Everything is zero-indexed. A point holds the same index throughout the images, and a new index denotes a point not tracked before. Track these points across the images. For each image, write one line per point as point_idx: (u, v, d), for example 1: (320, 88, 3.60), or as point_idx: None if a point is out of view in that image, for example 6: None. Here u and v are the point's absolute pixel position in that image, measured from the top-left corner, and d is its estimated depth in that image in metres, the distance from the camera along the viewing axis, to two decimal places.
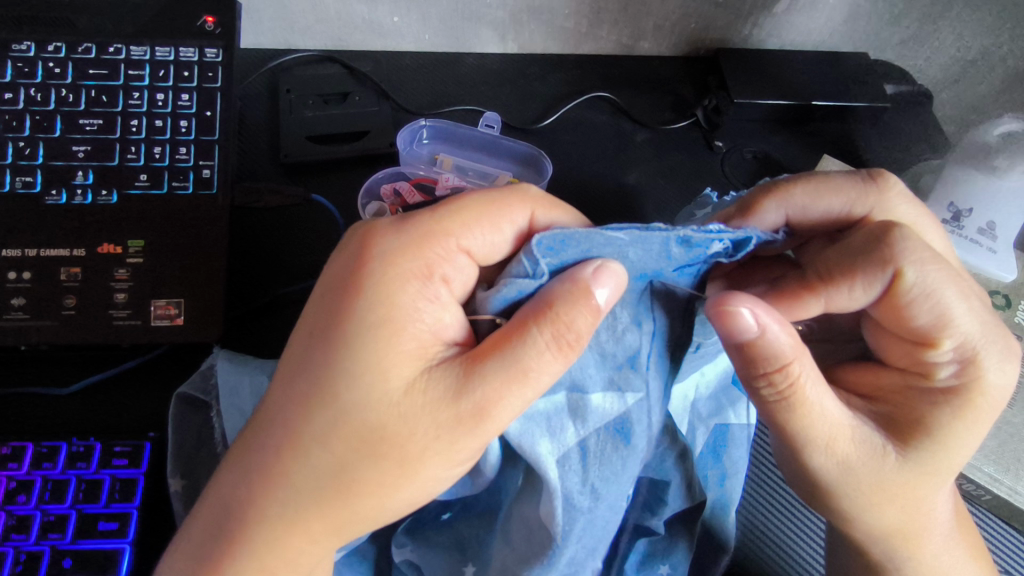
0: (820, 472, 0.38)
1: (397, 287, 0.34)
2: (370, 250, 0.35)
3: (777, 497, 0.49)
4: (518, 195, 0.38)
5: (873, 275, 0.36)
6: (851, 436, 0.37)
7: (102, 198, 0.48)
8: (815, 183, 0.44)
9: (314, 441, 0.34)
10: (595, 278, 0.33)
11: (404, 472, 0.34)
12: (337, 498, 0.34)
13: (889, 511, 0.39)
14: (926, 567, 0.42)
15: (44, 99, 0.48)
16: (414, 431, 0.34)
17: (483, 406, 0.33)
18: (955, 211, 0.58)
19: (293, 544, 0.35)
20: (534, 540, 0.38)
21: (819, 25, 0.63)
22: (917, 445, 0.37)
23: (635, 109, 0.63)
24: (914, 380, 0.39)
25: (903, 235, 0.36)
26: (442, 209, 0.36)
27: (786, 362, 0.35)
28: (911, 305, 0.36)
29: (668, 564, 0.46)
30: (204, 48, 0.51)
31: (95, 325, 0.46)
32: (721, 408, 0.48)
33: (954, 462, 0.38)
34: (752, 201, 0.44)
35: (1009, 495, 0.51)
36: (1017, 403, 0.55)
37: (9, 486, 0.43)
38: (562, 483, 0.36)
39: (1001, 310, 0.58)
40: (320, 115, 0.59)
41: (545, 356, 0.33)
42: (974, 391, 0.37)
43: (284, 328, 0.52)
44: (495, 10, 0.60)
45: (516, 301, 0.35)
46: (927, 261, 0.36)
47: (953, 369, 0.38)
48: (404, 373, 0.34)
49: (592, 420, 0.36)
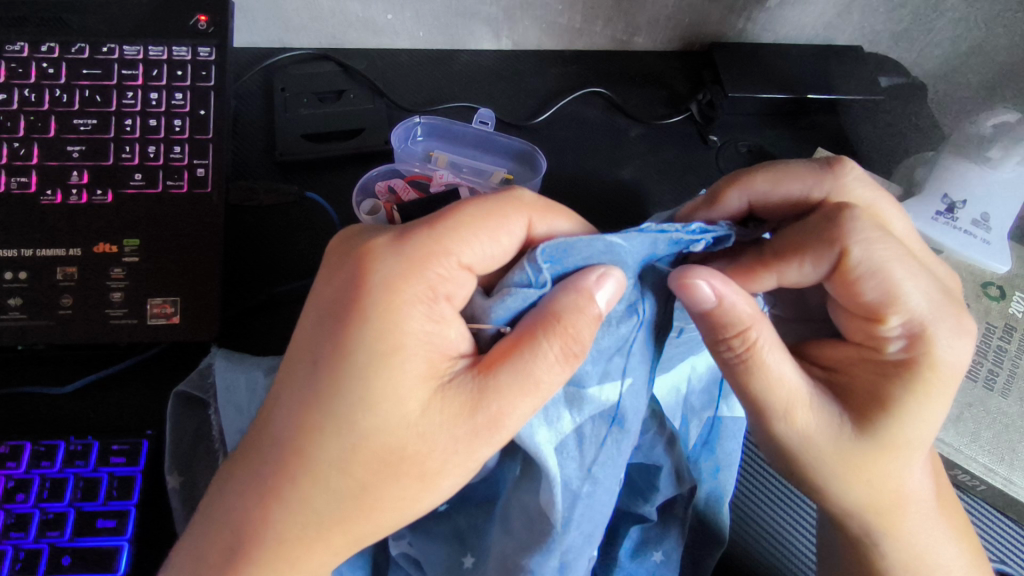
0: (784, 439, 0.39)
1: (403, 313, 0.34)
2: (372, 277, 0.34)
3: (770, 487, 0.49)
4: (515, 202, 0.37)
5: (822, 253, 0.38)
6: (811, 405, 0.38)
7: (97, 198, 0.48)
8: (775, 170, 0.44)
9: (334, 466, 0.34)
10: (597, 284, 0.34)
11: (424, 485, 0.35)
12: (360, 515, 0.35)
13: (859, 485, 0.39)
14: (905, 544, 0.42)
15: (38, 99, 0.48)
16: (432, 448, 0.34)
17: (496, 418, 0.34)
18: (949, 203, 0.57)
19: (311, 560, 0.35)
20: (534, 527, 0.37)
21: (812, 19, 0.63)
22: (875, 418, 0.37)
23: (629, 104, 0.63)
24: (868, 353, 0.39)
25: (853, 216, 0.38)
26: (439, 225, 0.36)
27: (744, 328, 0.36)
28: (858, 282, 0.37)
29: (661, 550, 0.46)
30: (197, 48, 0.51)
31: (92, 325, 0.46)
32: (713, 400, 0.48)
33: (914, 436, 0.38)
34: (719, 189, 0.46)
35: (1004, 485, 0.51)
36: (1012, 393, 0.55)
37: (7, 485, 0.43)
38: (561, 470, 0.36)
39: (995, 301, 0.59)
40: (315, 113, 0.59)
41: (554, 369, 0.34)
42: (924, 366, 0.37)
43: (282, 327, 0.52)
44: (488, 7, 0.60)
45: (520, 311, 0.35)
46: (875, 241, 0.37)
47: (902, 344, 0.38)
48: (419, 396, 0.34)
49: (588, 408, 0.36)
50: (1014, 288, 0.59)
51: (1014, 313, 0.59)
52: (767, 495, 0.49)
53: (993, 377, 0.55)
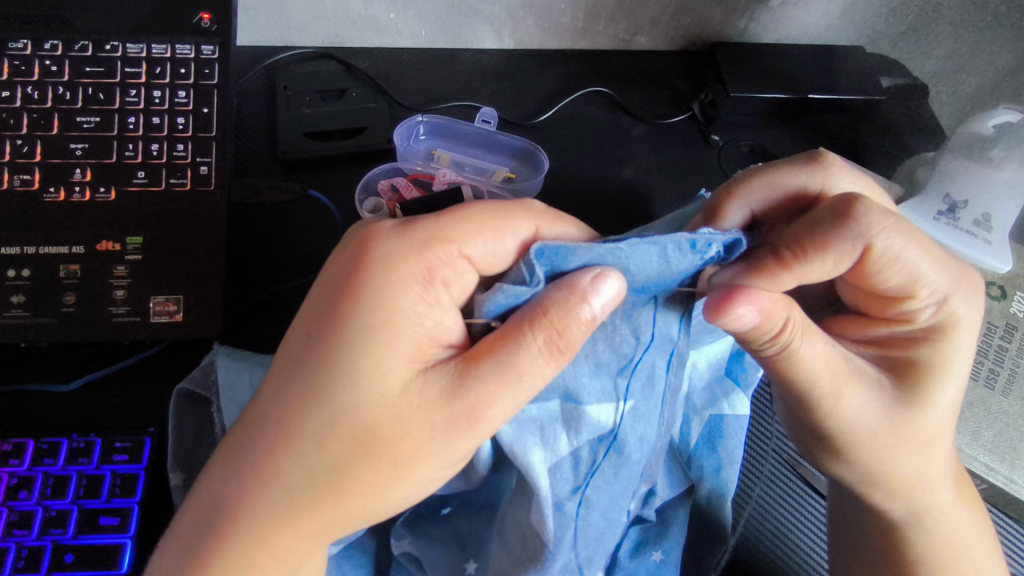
0: (833, 423, 0.40)
1: (398, 291, 0.34)
2: (374, 254, 0.35)
3: (777, 487, 0.48)
4: (523, 210, 0.38)
5: (845, 248, 0.36)
6: (857, 386, 0.39)
7: (100, 195, 0.48)
8: (769, 174, 0.45)
9: (310, 439, 0.33)
10: (592, 287, 0.32)
11: (397, 471, 0.34)
12: (329, 497, 0.34)
13: (902, 458, 0.41)
14: (949, 516, 0.43)
15: (41, 97, 0.48)
16: (408, 432, 0.33)
17: (476, 407, 0.34)
18: (950, 203, 0.58)
19: (280, 540, 0.35)
20: (528, 546, 0.39)
21: (814, 18, 0.63)
22: (916, 386, 0.40)
23: (631, 104, 0.63)
24: (896, 326, 0.41)
25: (865, 207, 0.37)
26: (445, 217, 0.36)
27: (784, 324, 0.36)
28: (882, 270, 0.38)
29: (660, 551, 0.46)
30: (201, 45, 0.51)
31: (94, 323, 0.46)
32: (716, 399, 0.49)
33: (949, 398, 0.41)
34: (717, 203, 0.45)
35: (1005, 484, 0.51)
36: (1014, 392, 0.55)
37: (10, 482, 0.43)
38: (553, 490, 0.38)
39: (996, 301, 0.59)
40: (318, 111, 0.59)
41: (538, 362, 0.33)
42: (950, 327, 0.40)
43: (284, 325, 0.52)
44: (490, 6, 0.60)
45: (511, 306, 0.34)
46: (891, 229, 0.37)
47: (931, 311, 0.40)
48: (400, 374, 0.33)
49: (585, 430, 0.38)
50: (1015, 288, 0.59)
51: (1015, 313, 0.58)
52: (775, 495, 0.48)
53: (993, 378, 0.55)
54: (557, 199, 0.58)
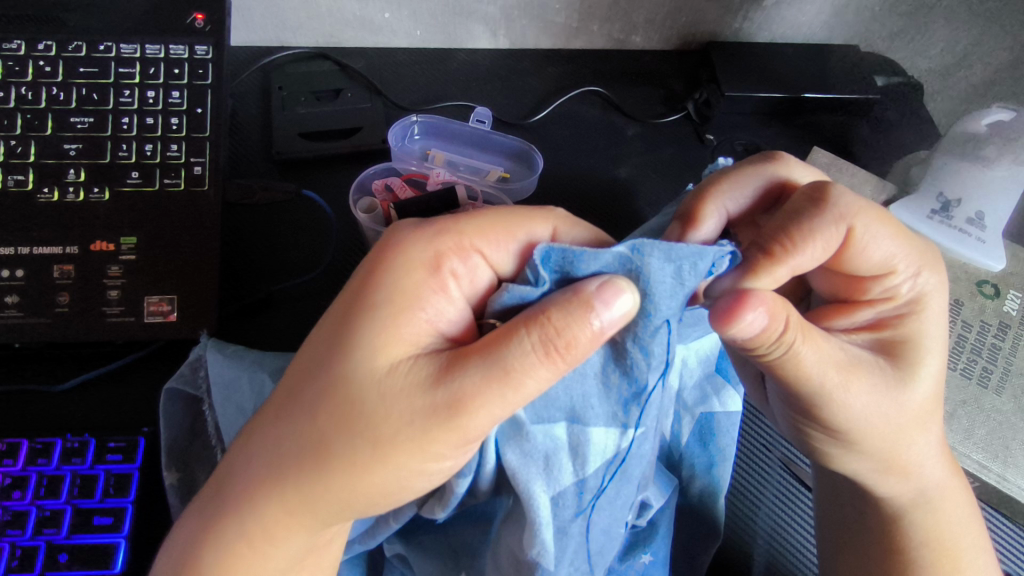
0: (841, 414, 0.40)
1: (403, 272, 0.35)
2: (389, 240, 0.36)
3: (774, 488, 0.49)
4: (542, 212, 0.39)
5: (832, 231, 0.38)
6: (861, 376, 0.39)
7: (94, 196, 0.48)
8: (737, 176, 0.45)
9: (305, 410, 0.34)
10: (599, 294, 0.32)
11: (374, 456, 0.33)
12: (312, 475, 0.33)
13: (904, 440, 0.42)
14: (949, 490, 0.44)
15: (35, 97, 0.48)
16: (389, 413, 0.32)
17: (460, 398, 0.32)
18: (943, 200, 0.58)
19: (265, 513, 0.35)
20: (521, 569, 0.39)
21: (808, 18, 0.64)
22: (911, 365, 0.41)
23: (625, 103, 0.63)
24: (884, 307, 0.42)
25: (836, 191, 0.39)
26: (464, 213, 0.38)
27: (789, 320, 0.35)
28: (867, 249, 0.39)
29: (649, 552, 0.46)
30: (194, 46, 0.51)
31: (88, 323, 0.47)
32: (707, 396, 0.49)
33: (938, 370, 0.42)
34: (693, 208, 0.43)
35: (998, 482, 0.51)
36: (1007, 390, 0.54)
37: (4, 482, 0.43)
38: (555, 518, 0.37)
39: (990, 300, 0.58)
40: (313, 111, 0.59)
41: (529, 359, 0.32)
42: (927, 297, 0.42)
43: (276, 325, 0.51)
44: (484, 6, 0.60)
45: (515, 307, 0.35)
46: (865, 211, 0.39)
47: (910, 283, 0.42)
48: (392, 354, 0.33)
49: (591, 460, 0.36)
50: (1008, 286, 0.58)
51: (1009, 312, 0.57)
52: (774, 500, 0.48)
53: (987, 375, 0.55)
54: (551, 199, 0.58)
